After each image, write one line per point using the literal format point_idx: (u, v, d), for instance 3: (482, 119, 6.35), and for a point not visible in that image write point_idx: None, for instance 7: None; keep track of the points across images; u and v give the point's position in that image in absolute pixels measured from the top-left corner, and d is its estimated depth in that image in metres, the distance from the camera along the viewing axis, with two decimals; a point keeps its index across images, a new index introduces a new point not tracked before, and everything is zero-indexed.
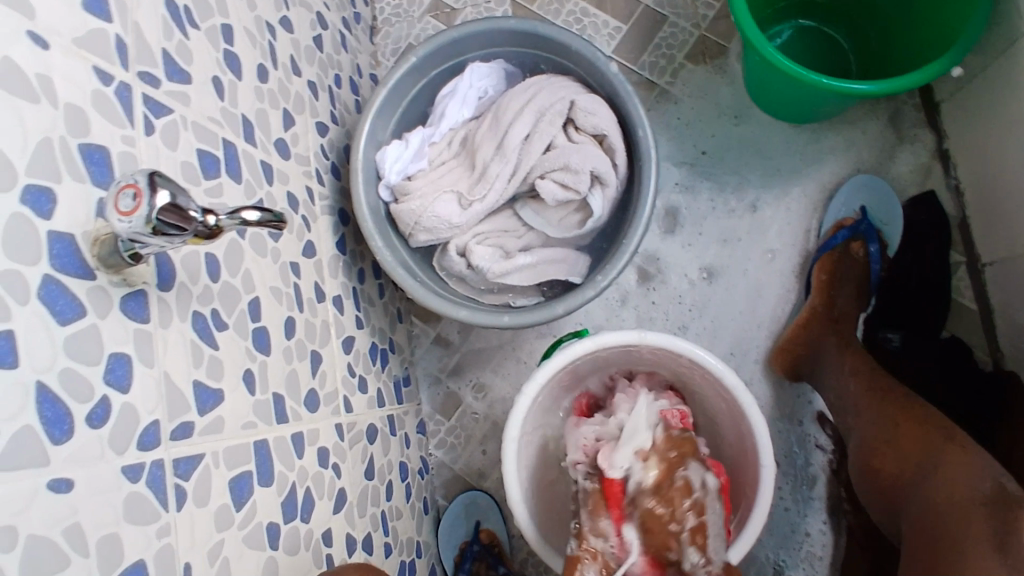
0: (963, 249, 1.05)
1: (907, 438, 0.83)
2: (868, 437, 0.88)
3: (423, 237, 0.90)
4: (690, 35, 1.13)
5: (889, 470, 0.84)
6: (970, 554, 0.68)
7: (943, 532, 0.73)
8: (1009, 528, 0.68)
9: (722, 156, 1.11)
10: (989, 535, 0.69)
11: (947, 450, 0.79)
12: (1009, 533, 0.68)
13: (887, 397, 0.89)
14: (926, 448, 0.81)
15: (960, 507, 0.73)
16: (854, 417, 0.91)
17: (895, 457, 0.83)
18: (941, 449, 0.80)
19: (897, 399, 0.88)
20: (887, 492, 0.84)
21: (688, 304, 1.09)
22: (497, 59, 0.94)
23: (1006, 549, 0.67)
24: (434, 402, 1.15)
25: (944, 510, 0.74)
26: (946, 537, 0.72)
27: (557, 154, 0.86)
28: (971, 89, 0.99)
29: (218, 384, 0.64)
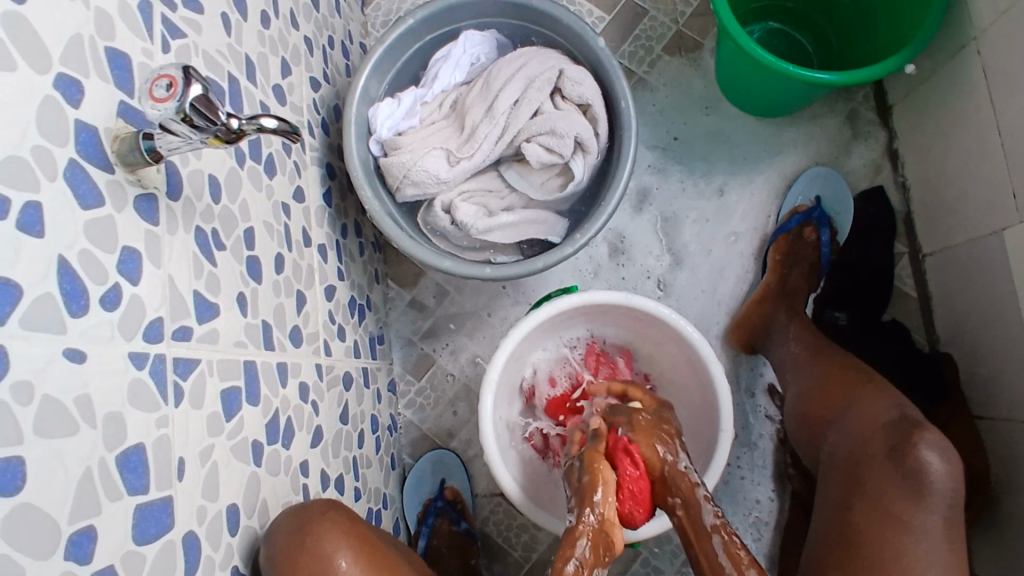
0: (907, 242, 1.14)
1: (834, 385, 0.91)
2: (803, 387, 0.95)
3: (411, 191, 0.93)
4: (668, 29, 1.20)
5: (819, 415, 0.90)
6: (876, 473, 0.76)
7: (857, 453, 0.80)
8: (909, 445, 0.75)
9: (692, 143, 1.18)
10: (890, 452, 0.76)
11: (865, 389, 0.87)
12: (907, 449, 0.75)
13: (825, 355, 0.97)
14: (851, 391, 0.88)
15: (872, 432, 0.80)
16: (792, 371, 0.99)
17: (822, 403, 0.91)
18: (859, 392, 0.87)
19: (836, 360, 0.95)
20: (812, 432, 0.91)
21: (655, 280, 1.15)
22: (489, 30, 0.98)
23: (902, 463, 0.75)
24: (406, 362, 1.18)
25: (858, 436, 0.82)
26: (858, 456, 0.80)
27: (544, 119, 0.91)
28: (920, 92, 1.08)
29: (214, 298, 0.66)
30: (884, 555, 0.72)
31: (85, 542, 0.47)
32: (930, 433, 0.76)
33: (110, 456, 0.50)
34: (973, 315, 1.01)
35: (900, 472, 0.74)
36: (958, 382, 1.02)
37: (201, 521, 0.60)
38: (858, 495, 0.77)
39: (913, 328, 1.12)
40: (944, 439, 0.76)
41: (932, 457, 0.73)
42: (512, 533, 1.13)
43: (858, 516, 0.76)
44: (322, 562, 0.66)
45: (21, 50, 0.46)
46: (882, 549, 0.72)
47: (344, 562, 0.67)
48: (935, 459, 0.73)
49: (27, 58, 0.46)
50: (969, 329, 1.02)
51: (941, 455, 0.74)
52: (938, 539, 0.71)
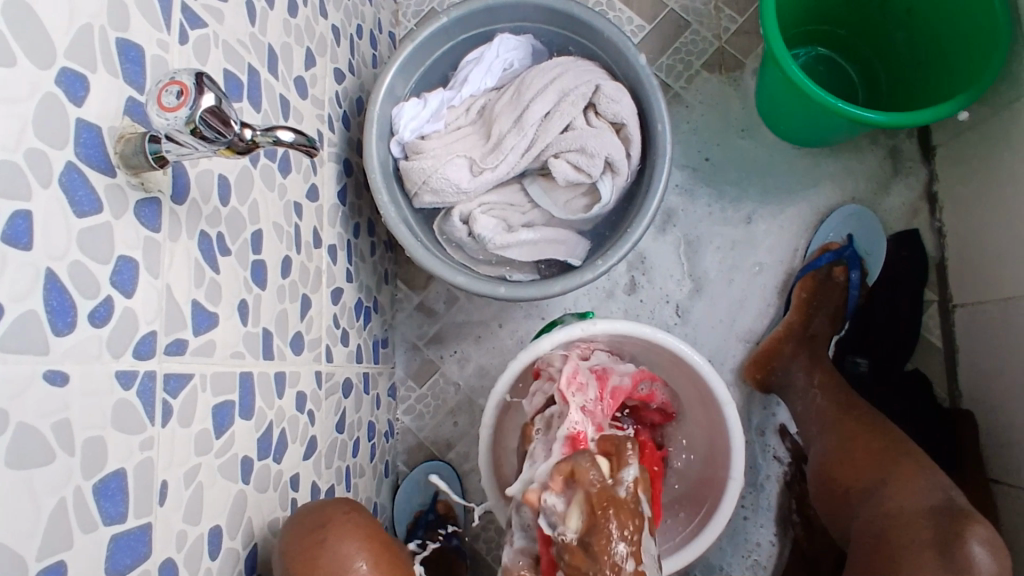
0: (937, 290, 1.09)
1: (864, 450, 0.87)
2: (830, 449, 0.91)
3: (429, 198, 0.89)
4: (709, 45, 1.15)
5: (846, 481, 0.87)
6: (914, 558, 0.71)
7: (895, 534, 0.76)
8: (955, 535, 0.70)
9: (724, 166, 1.14)
10: (933, 539, 0.71)
11: (903, 463, 0.83)
12: (953, 538, 0.70)
13: (852, 415, 0.93)
14: (882, 460, 0.85)
15: (913, 516, 0.76)
16: (819, 431, 0.95)
17: (851, 470, 0.87)
18: (891, 464, 0.84)
19: (861, 416, 0.92)
20: (840, 500, 0.88)
21: (674, 306, 1.12)
22: (525, 34, 0.94)
23: (946, 552, 0.69)
24: (408, 367, 1.15)
25: (900, 517, 0.77)
26: (897, 539, 0.75)
27: (575, 136, 0.87)
28: (968, 136, 1.03)
29: (214, 308, 0.62)
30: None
31: None
32: (980, 526, 0.71)
33: (87, 484, 0.47)
34: (999, 379, 0.97)
35: (941, 560, 0.69)
36: (973, 440, 0.98)
37: (180, 547, 0.56)
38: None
39: (934, 379, 1.08)
40: (994, 534, 0.71)
41: (979, 552, 0.68)
42: (501, 552, 1.10)
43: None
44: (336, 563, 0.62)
45: (21, 42, 0.42)
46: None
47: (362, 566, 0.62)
48: (983, 553, 0.68)
49: (29, 51, 0.43)
50: (994, 392, 0.98)
51: (989, 550, 0.68)
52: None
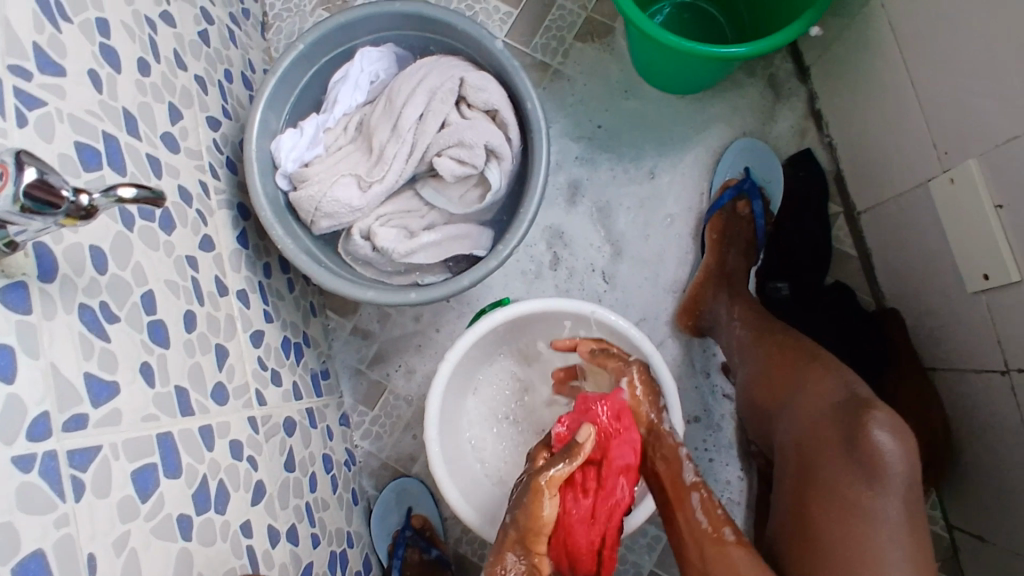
0: (841, 201, 1.12)
1: (779, 365, 0.88)
2: (753, 371, 0.92)
3: (326, 223, 0.90)
4: (577, 16, 1.18)
5: (769, 400, 0.88)
6: (828, 461, 0.72)
7: (809, 441, 0.76)
8: (860, 427, 0.71)
9: (616, 130, 1.16)
10: (841, 437, 0.72)
11: (812, 368, 0.84)
12: (858, 432, 0.70)
13: (772, 334, 0.94)
14: (796, 372, 0.85)
15: (821, 416, 0.76)
16: (744, 359, 0.96)
17: (772, 390, 0.87)
18: (805, 372, 0.84)
19: (781, 335, 0.93)
20: (765, 417, 0.88)
21: (599, 273, 1.14)
22: (386, 43, 0.95)
23: (854, 447, 0.70)
24: (356, 392, 1.15)
25: (808, 423, 0.78)
26: (808, 445, 0.76)
27: (452, 131, 0.88)
28: (832, 52, 1.07)
29: (112, 376, 0.62)
30: (846, 548, 0.67)
31: None
32: (880, 411, 0.71)
33: (3, 570, 0.47)
34: (911, 273, 1.01)
35: (851, 456, 0.70)
36: (903, 335, 1.02)
37: None
38: (809, 485, 0.74)
39: (857, 287, 1.11)
40: (895, 417, 0.71)
41: (882, 438, 0.69)
42: (486, 551, 1.11)
43: (815, 517, 0.71)
44: None
45: None
46: (839, 540, 0.68)
47: None
48: (888, 441, 0.69)
49: None
50: (912, 286, 1.01)
51: (892, 434, 0.69)
52: (895, 529, 0.66)
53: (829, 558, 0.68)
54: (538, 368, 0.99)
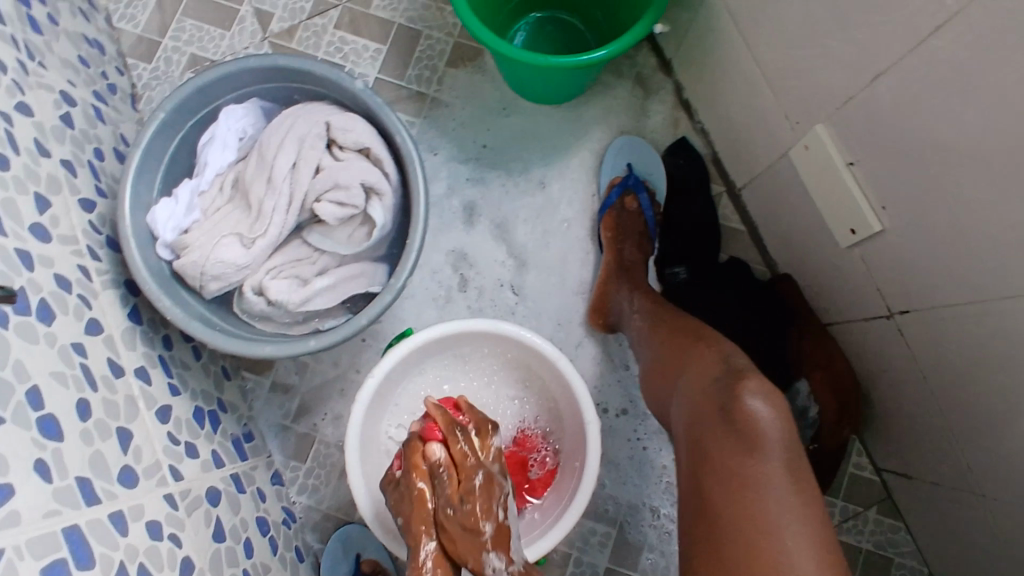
0: (722, 181, 1.17)
1: (668, 350, 0.91)
2: (648, 358, 0.95)
3: (215, 286, 0.89)
4: (445, 44, 1.21)
5: (661, 383, 0.90)
6: (710, 433, 0.74)
7: (694, 417, 0.78)
8: (736, 398, 0.74)
9: (500, 146, 1.19)
10: (719, 409, 0.75)
11: (695, 348, 0.87)
12: (734, 402, 0.74)
13: (664, 321, 0.97)
14: (684, 355, 0.87)
15: (703, 392, 0.79)
16: (641, 347, 0.98)
17: (662, 373, 0.90)
18: (689, 351, 0.87)
19: (672, 320, 0.96)
20: (659, 402, 0.91)
21: (508, 287, 1.15)
22: (250, 99, 0.95)
23: (732, 417, 0.73)
24: (285, 448, 1.13)
25: (693, 402, 0.80)
26: (693, 423, 0.78)
27: (326, 175, 0.89)
28: (683, 43, 1.11)
29: (3, 478, 0.60)
30: (741, 514, 0.68)
31: None
32: (753, 381, 0.75)
33: None
34: (790, 240, 1.05)
35: (730, 426, 0.73)
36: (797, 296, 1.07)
37: None
38: (699, 460, 0.75)
39: (750, 259, 1.16)
40: (767, 385, 0.75)
41: (756, 405, 0.73)
42: None
43: (711, 491, 0.72)
44: None
45: None
46: (733, 508, 0.69)
47: None
48: (761, 407, 0.73)
49: None
50: (794, 252, 1.06)
51: (766, 401, 0.73)
52: (784, 485, 0.68)
53: (728, 528, 0.68)
54: (455, 392, 1.00)
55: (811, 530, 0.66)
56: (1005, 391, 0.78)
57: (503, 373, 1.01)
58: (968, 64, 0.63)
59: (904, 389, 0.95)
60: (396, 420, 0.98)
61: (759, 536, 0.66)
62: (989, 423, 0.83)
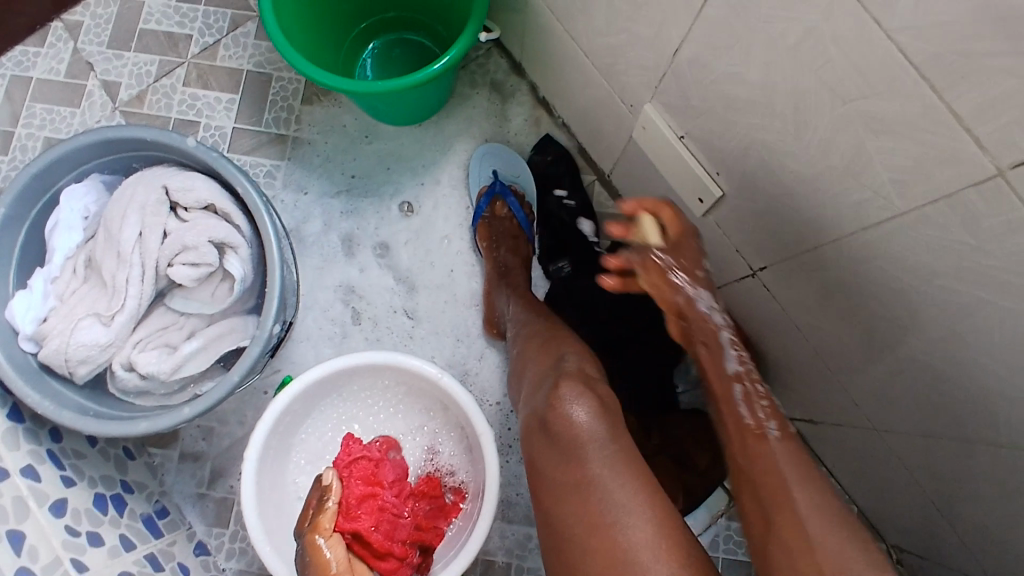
0: (593, 170, 1.19)
1: (519, 360, 0.88)
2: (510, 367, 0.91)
3: (85, 369, 0.87)
4: (297, 82, 1.21)
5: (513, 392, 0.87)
6: (538, 451, 0.73)
7: (527, 434, 0.76)
8: (554, 409, 0.72)
9: (370, 174, 1.19)
10: (542, 424, 0.73)
11: (537, 356, 0.84)
12: (552, 414, 0.72)
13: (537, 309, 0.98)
14: (527, 365, 0.85)
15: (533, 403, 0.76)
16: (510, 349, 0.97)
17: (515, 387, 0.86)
18: (529, 360, 0.85)
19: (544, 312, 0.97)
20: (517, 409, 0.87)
21: (402, 311, 1.15)
22: (88, 176, 0.93)
23: (553, 430, 0.71)
24: (206, 517, 1.11)
25: (527, 421, 0.77)
26: (527, 442, 0.75)
27: (173, 239, 0.88)
28: (521, 44, 1.13)
29: None
30: (580, 526, 0.66)
31: None
32: (570, 385, 0.73)
33: None
34: None
35: (551, 439, 0.71)
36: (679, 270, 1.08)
37: None
38: (537, 483, 0.72)
39: None
40: (586, 387, 0.74)
41: (574, 410, 0.71)
42: None
43: (554, 510, 0.69)
44: None
45: None
46: (578, 523, 0.66)
47: None
48: (580, 413, 0.70)
49: None
50: None
51: (584, 404, 0.71)
52: (610, 474, 0.67)
53: (576, 544, 0.66)
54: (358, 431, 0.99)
55: (657, 531, 0.63)
56: (859, 331, 0.80)
57: (395, 402, 0.99)
58: (738, 25, 0.65)
59: (786, 342, 0.97)
60: (293, 475, 0.95)
61: (599, 539, 0.64)
62: (858, 362, 0.85)
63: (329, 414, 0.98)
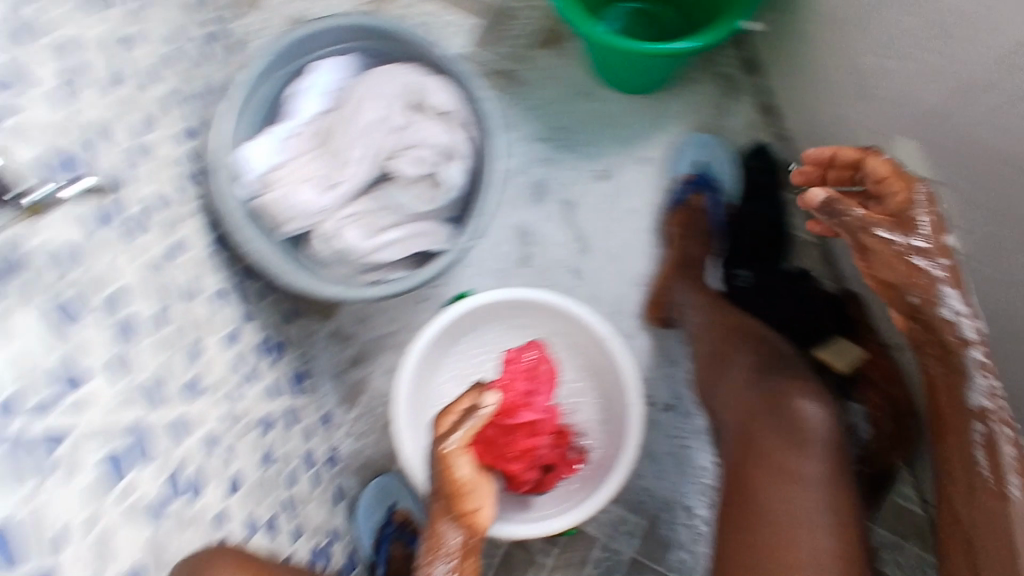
0: (798, 190, 1.17)
1: (720, 354, 0.97)
2: (698, 356, 1.01)
3: (294, 226, 0.92)
4: (536, 23, 1.23)
5: (709, 383, 0.98)
6: (776, 440, 0.85)
7: (748, 421, 0.89)
8: (788, 396, 0.88)
9: (580, 129, 1.20)
10: (775, 408, 0.87)
11: (750, 360, 0.94)
12: (790, 401, 0.87)
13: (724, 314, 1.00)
14: (738, 363, 0.95)
15: (756, 399, 0.89)
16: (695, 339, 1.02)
17: (712, 375, 0.97)
18: (740, 359, 0.95)
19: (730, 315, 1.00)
20: (704, 392, 0.99)
21: (571, 268, 1.17)
22: (350, 53, 1.00)
23: (783, 414, 0.87)
24: (338, 392, 1.19)
25: (741, 407, 0.91)
26: (744, 428, 0.89)
27: (411, 133, 0.95)
28: (776, 45, 1.12)
29: (88, 364, 0.65)
30: (788, 514, 0.80)
31: None
32: (802, 384, 0.89)
33: None
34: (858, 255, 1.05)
35: (784, 427, 0.85)
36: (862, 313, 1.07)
37: None
38: (748, 465, 0.86)
39: (816, 271, 1.15)
40: (812, 389, 0.89)
41: (811, 408, 0.86)
42: None
43: (749, 483, 0.85)
44: None
45: None
46: (782, 510, 0.80)
47: None
48: (814, 411, 0.86)
49: None
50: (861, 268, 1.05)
51: (819, 404, 0.86)
52: (821, 478, 0.81)
53: (765, 521, 0.81)
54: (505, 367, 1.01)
55: (842, 528, 0.79)
56: None
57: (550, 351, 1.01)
58: None
59: None
60: (441, 382, 1.00)
61: (791, 527, 0.79)
62: None
63: (487, 339, 1.01)
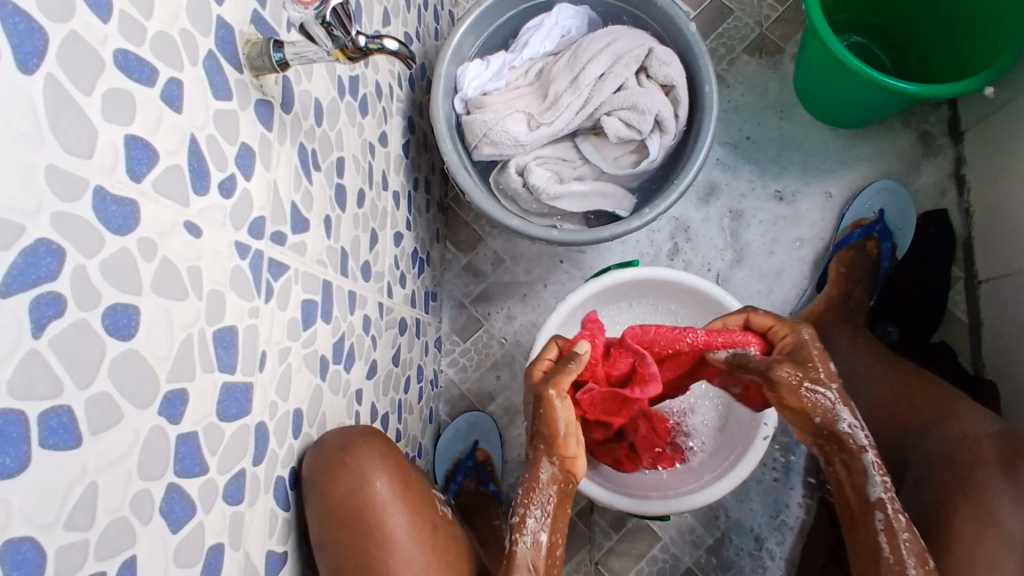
0: (965, 267, 1.14)
1: (921, 394, 0.92)
2: (879, 393, 0.96)
3: (487, 150, 0.96)
4: (751, 30, 1.22)
5: (902, 415, 0.91)
6: (988, 483, 0.76)
7: (959, 456, 0.81)
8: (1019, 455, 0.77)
9: (763, 145, 1.20)
10: (1000, 458, 0.78)
11: (957, 407, 0.87)
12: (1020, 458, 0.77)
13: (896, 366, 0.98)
14: (946, 408, 0.88)
15: (973, 440, 0.81)
16: (863, 377, 0.99)
17: (908, 407, 0.91)
18: (950, 404, 0.88)
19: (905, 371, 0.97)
20: (887, 428, 0.93)
21: (714, 273, 1.17)
22: (583, 5, 1.02)
23: (1012, 468, 0.77)
24: (454, 322, 1.22)
25: (949, 442, 0.83)
26: (957, 464, 0.80)
27: (627, 95, 0.94)
28: (996, 118, 1.09)
29: (307, 215, 0.68)
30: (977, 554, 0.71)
31: (177, 403, 0.47)
32: None
33: (209, 329, 0.51)
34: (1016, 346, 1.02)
35: (1009, 477, 0.76)
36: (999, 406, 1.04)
37: (273, 415, 0.62)
38: (947, 498, 0.78)
39: (960, 352, 1.12)
40: None
41: None
42: None
43: (949, 515, 0.76)
44: (361, 478, 0.69)
45: None
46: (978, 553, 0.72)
47: (379, 482, 0.70)
48: None
49: None
50: (1014, 361, 1.02)
51: None
52: None
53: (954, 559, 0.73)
54: None
55: None
56: None
57: None
58: None
59: None
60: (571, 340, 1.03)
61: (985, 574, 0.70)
62: None
63: (629, 313, 1.03)
